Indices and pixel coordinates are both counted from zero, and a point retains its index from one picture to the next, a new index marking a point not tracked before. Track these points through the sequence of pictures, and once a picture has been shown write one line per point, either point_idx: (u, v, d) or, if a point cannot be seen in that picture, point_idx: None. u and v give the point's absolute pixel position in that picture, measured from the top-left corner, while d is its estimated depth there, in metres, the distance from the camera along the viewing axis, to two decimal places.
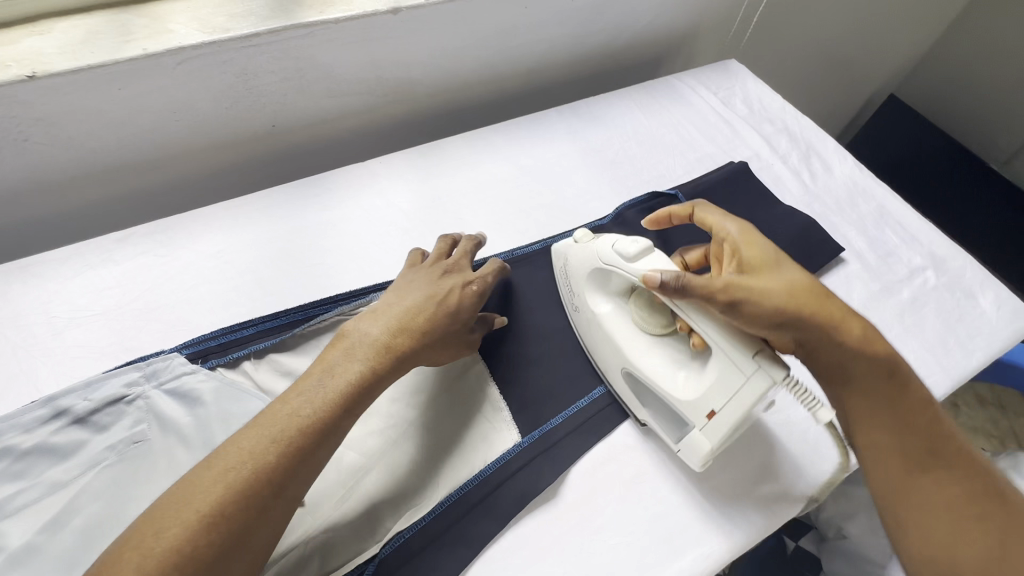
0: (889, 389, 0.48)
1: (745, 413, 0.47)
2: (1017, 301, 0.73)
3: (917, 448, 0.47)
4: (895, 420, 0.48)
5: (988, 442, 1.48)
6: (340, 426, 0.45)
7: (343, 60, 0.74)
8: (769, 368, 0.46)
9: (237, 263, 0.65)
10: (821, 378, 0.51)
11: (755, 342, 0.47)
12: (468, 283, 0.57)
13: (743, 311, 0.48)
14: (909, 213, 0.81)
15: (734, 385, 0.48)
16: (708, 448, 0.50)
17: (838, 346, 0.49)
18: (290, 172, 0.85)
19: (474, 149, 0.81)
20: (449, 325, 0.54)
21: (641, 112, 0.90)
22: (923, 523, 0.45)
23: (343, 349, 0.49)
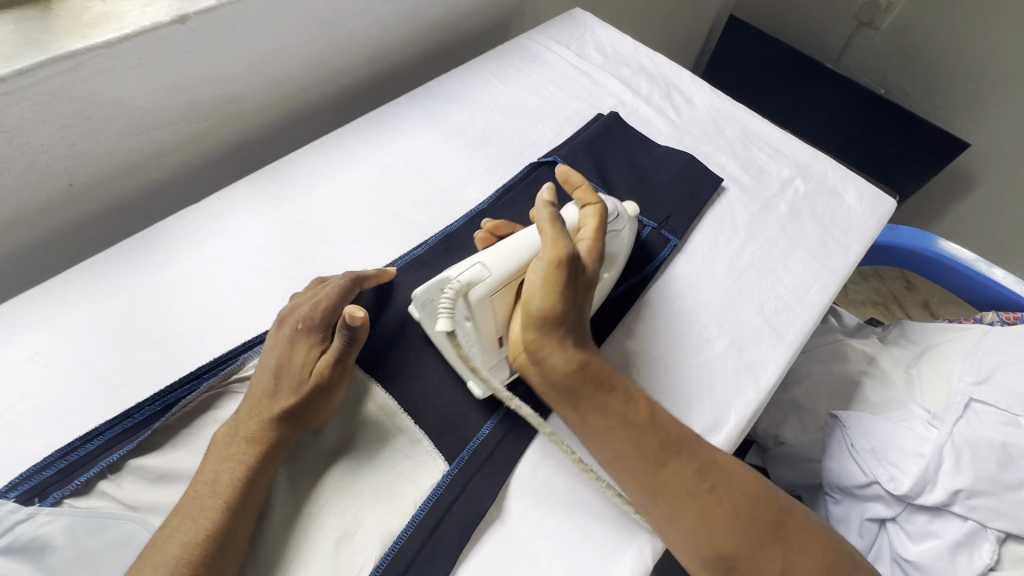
0: (601, 408, 0.49)
1: (436, 282, 0.50)
2: (875, 189, 0.79)
3: (651, 450, 0.47)
4: (632, 430, 0.48)
5: (877, 310, 1.66)
6: (234, 531, 0.43)
7: (136, 90, 0.62)
8: (464, 268, 0.49)
9: (63, 362, 0.53)
10: (551, 388, 0.51)
11: (493, 264, 0.50)
12: (296, 324, 0.51)
13: (543, 274, 0.50)
14: (769, 128, 0.84)
15: (470, 257, 0.51)
16: (415, 294, 0.52)
17: (558, 362, 0.50)
18: (115, 233, 0.71)
19: (327, 158, 0.72)
20: (286, 381, 0.49)
21: (498, 81, 0.85)
22: (674, 505, 0.46)
23: (216, 452, 0.46)
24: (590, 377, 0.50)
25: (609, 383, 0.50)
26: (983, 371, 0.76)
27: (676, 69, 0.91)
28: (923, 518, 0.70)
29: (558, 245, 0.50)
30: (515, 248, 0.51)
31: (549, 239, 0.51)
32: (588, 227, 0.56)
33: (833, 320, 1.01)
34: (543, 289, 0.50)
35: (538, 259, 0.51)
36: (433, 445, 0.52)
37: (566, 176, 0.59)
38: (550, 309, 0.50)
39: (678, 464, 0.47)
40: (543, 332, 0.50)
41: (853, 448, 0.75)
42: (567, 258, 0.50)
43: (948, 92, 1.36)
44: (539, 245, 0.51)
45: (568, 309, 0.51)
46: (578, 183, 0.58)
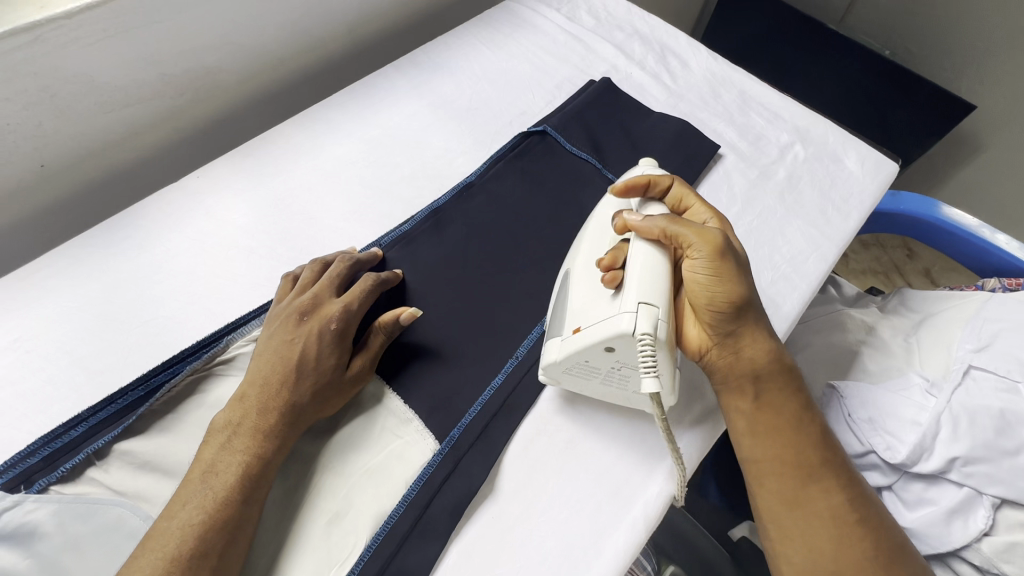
0: (774, 406, 0.50)
1: (602, 341, 0.46)
2: (877, 153, 0.76)
3: (805, 462, 0.48)
4: (792, 436, 0.49)
5: (878, 279, 1.65)
6: (244, 518, 0.42)
7: (103, 63, 0.59)
8: (640, 317, 0.44)
9: (44, 348, 0.52)
10: (721, 375, 0.51)
11: (652, 297, 0.46)
12: (328, 321, 0.50)
13: (700, 268, 0.49)
14: (768, 92, 0.81)
15: (608, 314, 0.46)
16: (554, 361, 0.49)
17: (738, 357, 0.50)
18: (94, 216, 0.69)
19: (309, 133, 0.70)
20: (320, 371, 0.48)
21: (485, 47, 0.81)
22: (808, 523, 0.47)
23: (221, 439, 0.45)
24: (772, 373, 0.50)
25: (788, 379, 0.50)
26: (983, 338, 0.75)
27: (672, 31, 0.87)
28: (919, 486, 0.70)
29: (709, 235, 0.48)
30: (653, 259, 0.48)
31: (692, 234, 0.48)
32: (694, 206, 0.56)
33: (832, 290, 0.99)
34: (714, 283, 0.48)
35: (696, 253, 0.48)
36: (424, 425, 0.51)
37: (647, 180, 0.56)
38: (732, 297, 0.48)
39: (829, 484, 0.48)
40: (725, 322, 0.49)
41: (850, 418, 0.74)
42: (724, 243, 0.48)
43: (956, 53, 1.31)
44: (685, 242, 0.49)
45: (749, 296, 0.49)
46: (657, 181, 0.56)
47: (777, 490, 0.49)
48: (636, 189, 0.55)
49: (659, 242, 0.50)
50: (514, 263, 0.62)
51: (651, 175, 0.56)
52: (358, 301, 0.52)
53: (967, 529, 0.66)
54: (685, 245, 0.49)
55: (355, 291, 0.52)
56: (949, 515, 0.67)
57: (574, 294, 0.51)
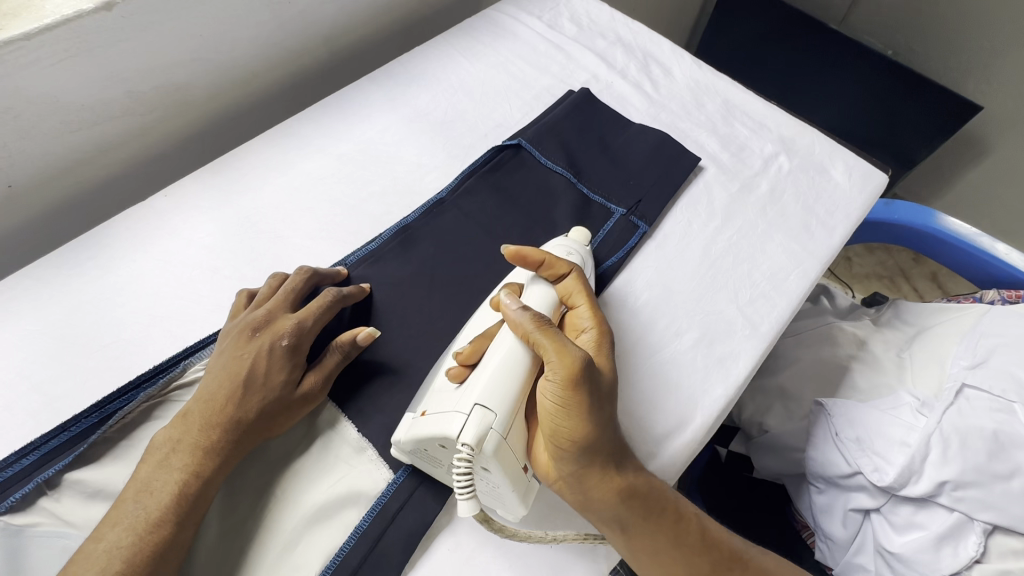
0: (645, 532, 0.46)
1: (436, 438, 0.43)
2: (865, 163, 0.74)
3: (699, 571, 0.46)
4: (675, 552, 0.46)
5: (883, 284, 1.60)
6: (175, 542, 0.41)
7: (67, 82, 0.58)
8: (466, 425, 0.42)
9: (3, 372, 0.52)
10: (583, 505, 0.46)
11: (493, 402, 0.43)
12: (279, 337, 0.48)
13: (557, 387, 0.45)
14: (753, 100, 0.79)
15: (450, 406, 0.44)
16: (399, 442, 0.47)
17: (599, 489, 0.45)
18: (66, 234, 0.69)
19: (280, 149, 0.69)
20: (268, 388, 0.47)
21: (462, 58, 0.80)
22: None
23: (160, 458, 0.44)
24: (637, 502, 0.45)
25: (655, 503, 0.46)
26: (978, 355, 0.72)
27: (655, 38, 0.85)
28: (908, 510, 0.67)
29: (569, 358, 0.44)
30: (511, 365, 0.45)
31: (553, 350, 0.45)
32: (579, 306, 0.52)
33: (825, 302, 0.97)
34: (563, 410, 0.44)
35: (552, 372, 0.45)
36: (381, 453, 0.50)
37: (543, 258, 0.54)
38: (578, 434, 0.44)
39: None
40: (575, 458, 0.45)
41: (837, 438, 0.72)
42: (583, 369, 0.44)
43: (960, 52, 1.27)
44: (546, 356, 0.45)
45: (602, 430, 0.45)
46: (550, 263, 0.54)
47: None
48: (529, 264, 0.53)
49: (524, 344, 0.47)
50: (482, 282, 0.61)
51: (551, 256, 0.54)
52: (313, 317, 0.51)
53: (958, 557, 0.63)
54: (546, 361, 0.45)
55: (311, 306, 0.51)
56: (940, 542, 0.64)
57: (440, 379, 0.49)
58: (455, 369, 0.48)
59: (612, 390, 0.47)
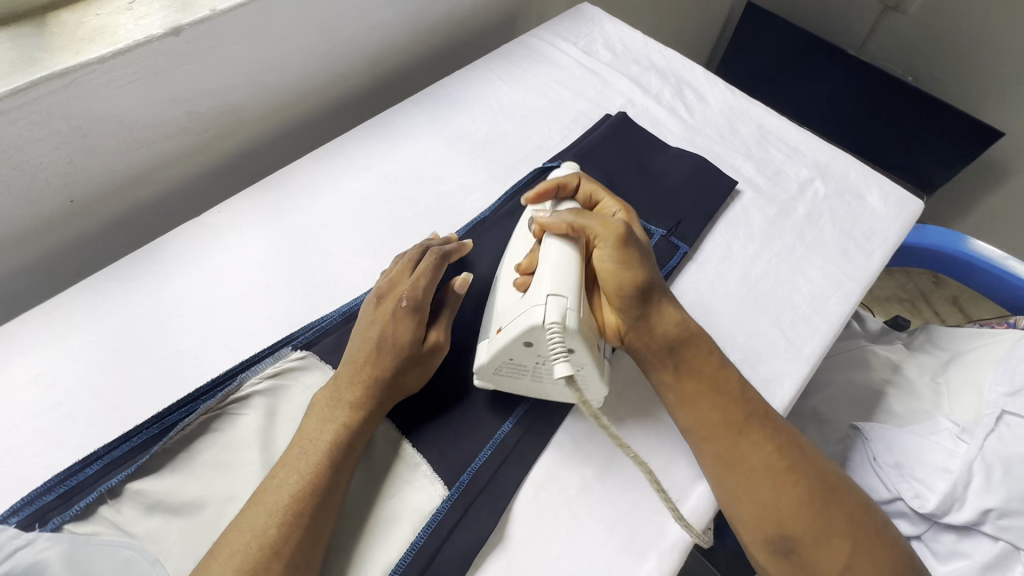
0: (695, 371, 0.53)
1: (518, 335, 0.48)
2: (900, 189, 0.74)
3: (734, 419, 0.50)
4: (718, 398, 0.51)
5: (904, 306, 1.60)
6: (335, 485, 0.45)
7: (132, 103, 0.61)
8: (548, 308, 0.47)
9: (64, 383, 0.53)
10: (639, 350, 0.54)
11: (563, 288, 0.48)
12: (399, 300, 0.53)
13: (612, 256, 0.52)
14: (786, 125, 0.81)
15: (524, 307, 0.49)
16: (481, 364, 0.51)
17: (650, 333, 0.53)
18: (118, 249, 0.71)
19: (328, 168, 0.71)
20: (399, 346, 0.51)
21: (501, 82, 0.82)
22: (749, 477, 0.48)
23: (315, 419, 0.48)
24: (684, 339, 0.53)
25: (702, 347, 0.53)
26: (1017, 381, 0.70)
27: (689, 65, 0.87)
28: (951, 537, 0.66)
29: (613, 225, 0.52)
30: (567, 251, 0.51)
31: (598, 224, 0.52)
32: (604, 201, 0.60)
33: (855, 325, 0.97)
34: (619, 266, 0.52)
35: (602, 243, 0.52)
36: (433, 470, 0.50)
37: (556, 185, 0.60)
38: (637, 281, 0.52)
39: (758, 434, 0.50)
40: (634, 305, 0.52)
41: (875, 462, 0.72)
42: (626, 232, 0.52)
43: (981, 80, 1.29)
44: (592, 233, 0.53)
45: (652, 277, 0.53)
46: (564, 183, 0.60)
47: (708, 445, 0.50)
48: (547, 195, 0.59)
49: (569, 236, 0.53)
50: None
51: (560, 180, 0.60)
52: (429, 279, 0.55)
53: None
54: (594, 237, 0.53)
55: (420, 271, 0.55)
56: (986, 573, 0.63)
57: (504, 297, 0.53)
58: (520, 279, 0.52)
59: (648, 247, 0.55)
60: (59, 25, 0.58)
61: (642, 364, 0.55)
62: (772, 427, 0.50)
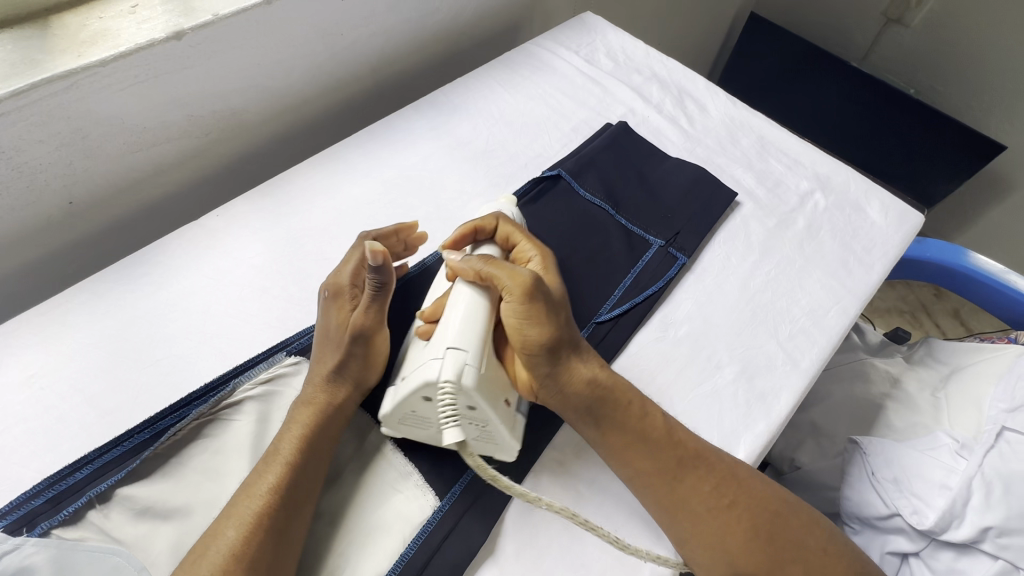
0: (619, 425, 0.50)
1: (416, 390, 0.46)
2: (900, 203, 0.74)
3: (668, 464, 0.49)
4: (646, 447, 0.49)
5: (904, 319, 1.59)
6: (303, 486, 0.46)
7: (131, 105, 0.61)
8: (444, 364, 0.45)
9: (58, 385, 0.53)
10: (560, 408, 0.51)
11: (464, 341, 0.46)
12: (323, 293, 0.54)
13: (518, 310, 0.49)
14: (787, 137, 0.81)
15: (426, 358, 0.47)
16: (384, 413, 0.48)
17: (564, 393, 0.50)
18: (115, 250, 0.71)
19: (328, 172, 0.71)
20: (339, 339, 0.52)
21: (503, 89, 0.83)
22: (693, 524, 0.47)
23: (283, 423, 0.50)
24: (599, 398, 0.50)
25: (623, 399, 0.51)
26: (1017, 398, 0.70)
27: (691, 75, 0.87)
28: (949, 555, 0.65)
29: (520, 277, 0.49)
30: (474, 304, 0.49)
31: (504, 276, 0.49)
32: (520, 245, 0.57)
33: (855, 337, 0.96)
34: (527, 322, 0.49)
35: (509, 297, 0.49)
36: (424, 480, 0.50)
37: (473, 226, 0.57)
38: (543, 339, 0.49)
39: (694, 476, 0.48)
40: (542, 363, 0.49)
41: (873, 477, 0.71)
42: (532, 285, 0.48)
43: (983, 94, 1.29)
44: (500, 284, 0.49)
45: (563, 333, 0.50)
46: (482, 225, 0.57)
47: (643, 495, 0.49)
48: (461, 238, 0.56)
49: (478, 285, 0.50)
50: None
51: (477, 220, 0.57)
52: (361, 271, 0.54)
53: None
54: (501, 288, 0.49)
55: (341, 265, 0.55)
56: None
57: (411, 347, 0.51)
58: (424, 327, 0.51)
59: (559, 302, 0.51)
60: (63, 27, 0.58)
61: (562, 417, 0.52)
62: (704, 464, 0.49)
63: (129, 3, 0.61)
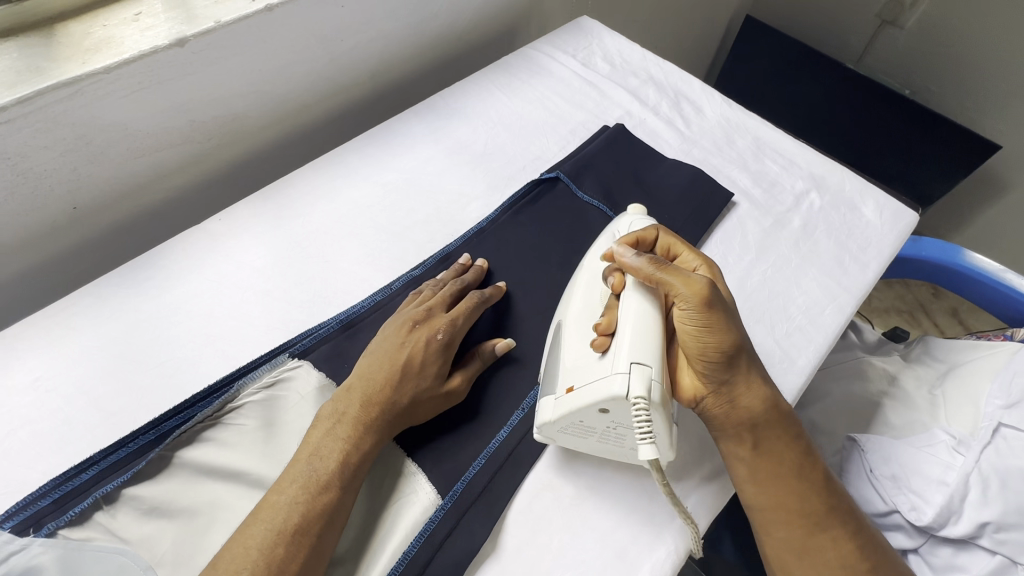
0: (773, 449, 0.50)
1: (595, 403, 0.46)
2: (895, 201, 0.75)
3: (814, 508, 0.49)
4: (798, 485, 0.49)
5: (902, 318, 1.60)
6: (343, 502, 0.45)
7: (135, 111, 0.61)
8: (633, 380, 0.44)
9: (63, 388, 0.53)
10: (719, 426, 0.51)
11: (645, 356, 0.46)
12: (428, 327, 0.54)
13: (697, 320, 0.48)
14: (782, 138, 0.81)
15: (602, 373, 0.46)
16: (548, 423, 0.49)
17: (735, 408, 0.49)
18: (118, 255, 0.72)
19: (328, 176, 0.72)
20: (428, 369, 0.52)
21: (501, 93, 0.84)
22: (818, 567, 0.48)
23: (319, 432, 0.48)
24: (759, 419, 0.49)
25: (785, 425, 0.50)
26: (1013, 394, 0.70)
27: (686, 77, 0.88)
28: (948, 550, 0.66)
29: (694, 283, 0.48)
30: (645, 311, 0.49)
31: (679, 283, 0.48)
32: (684, 254, 0.56)
33: (853, 336, 0.97)
34: (704, 331, 0.48)
35: (684, 304, 0.48)
36: (427, 479, 0.50)
37: (635, 237, 0.57)
38: (723, 348, 0.48)
39: (833, 526, 0.49)
40: (719, 372, 0.48)
41: (871, 474, 0.71)
42: (710, 291, 0.48)
43: (978, 93, 1.30)
44: (673, 290, 0.48)
45: (742, 344, 0.49)
46: (643, 237, 0.57)
47: (778, 529, 0.49)
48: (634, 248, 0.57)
49: (647, 287, 0.50)
50: (523, 310, 0.62)
51: (639, 232, 0.57)
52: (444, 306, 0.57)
53: None
54: (674, 295, 0.49)
55: (439, 301, 0.57)
56: None
57: (581, 354, 0.50)
58: (597, 339, 0.49)
59: (737, 314, 0.50)
60: (66, 35, 0.59)
61: (718, 435, 0.52)
62: (844, 519, 0.49)
63: (131, 11, 0.61)
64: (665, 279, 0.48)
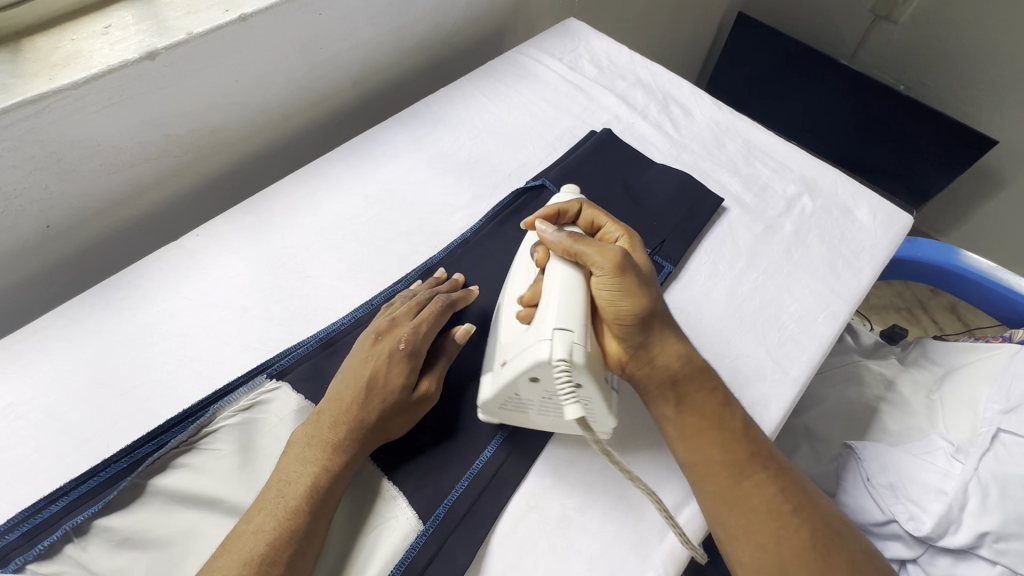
0: (694, 406, 0.50)
1: (524, 371, 0.46)
2: (889, 204, 0.73)
3: (738, 458, 0.48)
4: (720, 435, 0.49)
5: (901, 316, 1.58)
6: (315, 529, 0.44)
7: (106, 126, 0.60)
8: (554, 344, 0.45)
9: (35, 414, 0.52)
10: (641, 386, 0.51)
11: (570, 321, 0.46)
12: (390, 337, 0.52)
13: (613, 286, 0.48)
14: (773, 140, 0.80)
15: (529, 341, 0.47)
16: (487, 397, 0.50)
17: (654, 365, 0.50)
18: (96, 272, 0.70)
19: (308, 189, 0.70)
20: (393, 385, 0.50)
21: (485, 98, 0.82)
22: (752, 522, 0.46)
23: (292, 459, 0.47)
24: (676, 374, 0.50)
25: (704, 381, 0.51)
26: (1012, 399, 0.69)
27: (676, 79, 0.86)
28: (947, 561, 0.64)
29: (608, 252, 0.49)
30: (567, 280, 0.49)
31: (593, 251, 0.49)
32: (607, 226, 0.57)
33: (849, 339, 0.96)
34: (620, 295, 0.48)
35: (598, 270, 0.49)
36: (408, 502, 0.49)
37: (557, 209, 0.57)
38: (636, 310, 0.48)
39: (760, 476, 0.48)
40: (637, 333, 0.49)
41: (868, 483, 0.69)
42: (623, 257, 0.49)
43: (974, 88, 1.28)
44: (588, 260, 0.49)
45: (654, 305, 0.50)
46: (566, 208, 0.57)
47: (705, 484, 0.48)
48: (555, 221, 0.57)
49: (568, 259, 0.51)
50: None
51: (561, 205, 0.57)
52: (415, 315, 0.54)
53: None
54: (590, 263, 0.49)
55: (399, 309, 0.55)
56: None
57: (511, 329, 0.52)
58: (523, 311, 0.52)
59: (651, 278, 0.51)
60: (33, 50, 0.57)
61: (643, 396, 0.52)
62: (768, 467, 0.48)
63: (101, 24, 0.60)
64: (581, 247, 0.49)
